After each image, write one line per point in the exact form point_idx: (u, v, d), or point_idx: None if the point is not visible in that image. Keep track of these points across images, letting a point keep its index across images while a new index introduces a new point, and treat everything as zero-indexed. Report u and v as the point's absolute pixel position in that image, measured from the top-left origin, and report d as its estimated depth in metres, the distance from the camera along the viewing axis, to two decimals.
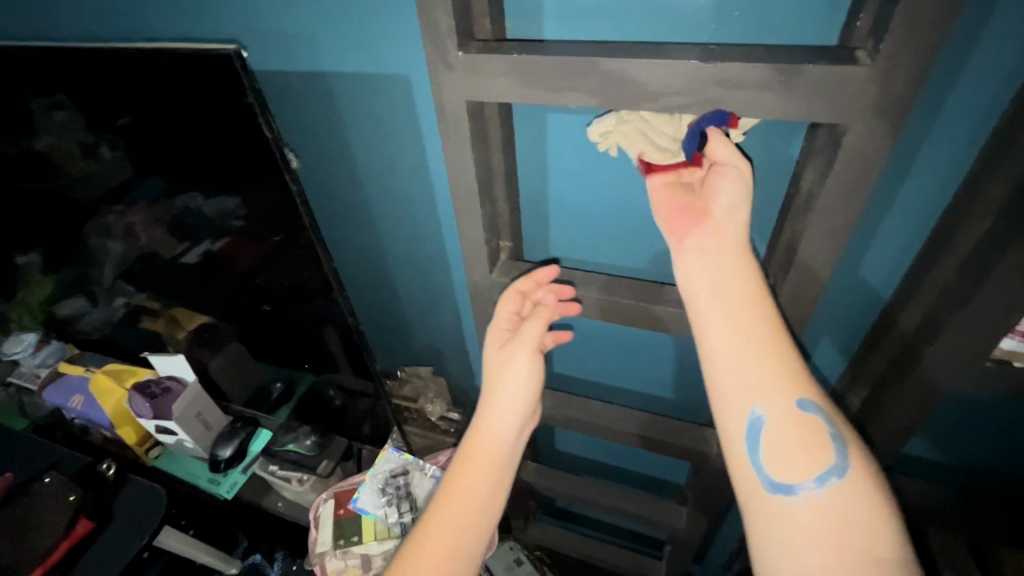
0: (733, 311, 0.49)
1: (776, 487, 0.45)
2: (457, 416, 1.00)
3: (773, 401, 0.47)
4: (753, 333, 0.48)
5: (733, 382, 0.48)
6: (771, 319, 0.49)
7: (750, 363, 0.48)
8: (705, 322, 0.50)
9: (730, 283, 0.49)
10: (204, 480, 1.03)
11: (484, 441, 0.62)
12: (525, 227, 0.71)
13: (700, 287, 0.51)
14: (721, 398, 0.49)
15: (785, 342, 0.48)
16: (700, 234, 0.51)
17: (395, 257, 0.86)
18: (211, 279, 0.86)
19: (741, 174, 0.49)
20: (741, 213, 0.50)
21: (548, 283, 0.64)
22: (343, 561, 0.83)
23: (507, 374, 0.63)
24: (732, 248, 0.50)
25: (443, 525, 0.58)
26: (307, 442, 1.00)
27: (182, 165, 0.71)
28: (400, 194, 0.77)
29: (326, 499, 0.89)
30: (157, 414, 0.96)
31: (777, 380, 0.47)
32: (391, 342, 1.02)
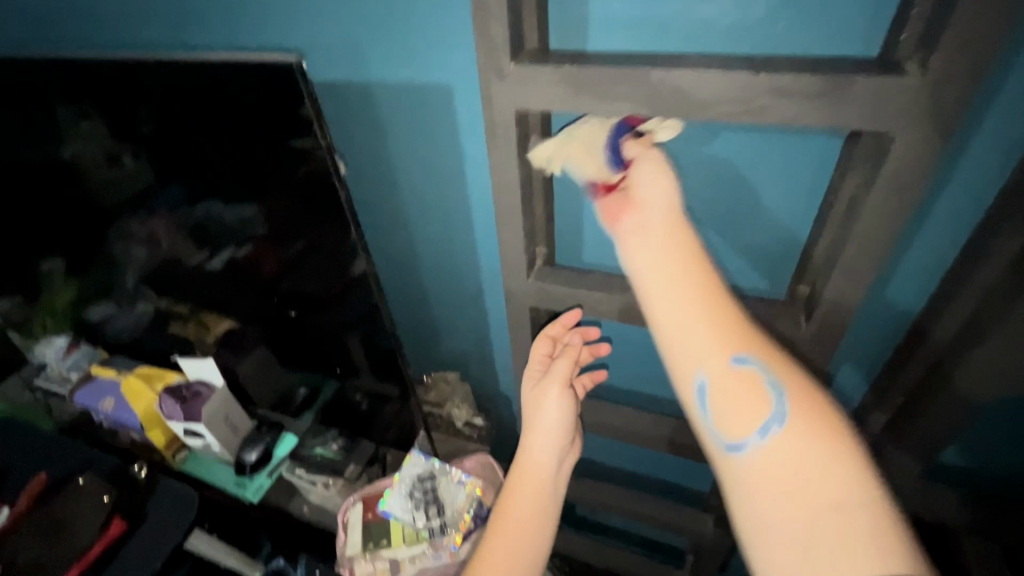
0: (664, 274, 0.46)
1: (729, 446, 0.43)
2: (482, 422, 1.01)
3: (713, 363, 0.44)
4: (685, 295, 0.45)
5: (675, 352, 0.45)
6: (705, 275, 0.45)
7: (689, 327, 0.45)
8: (640, 293, 0.47)
9: (665, 253, 0.46)
10: (231, 484, 1.03)
11: (531, 470, 0.66)
12: (559, 234, 0.73)
13: (637, 269, 0.48)
14: (668, 364, 0.47)
15: (721, 296, 0.45)
16: (633, 219, 0.49)
17: (427, 262, 0.88)
18: (237, 285, 0.88)
19: (655, 159, 0.50)
20: (663, 184, 0.49)
21: (574, 326, 0.72)
22: (372, 564, 0.83)
23: (544, 413, 0.68)
24: (662, 221, 0.48)
25: (502, 538, 0.63)
26: (334, 446, 1.06)
27: (209, 173, 0.72)
28: (434, 200, 0.78)
29: (355, 502, 0.90)
30: (187, 416, 0.97)
31: (714, 339, 0.44)
32: (418, 347, 1.04)
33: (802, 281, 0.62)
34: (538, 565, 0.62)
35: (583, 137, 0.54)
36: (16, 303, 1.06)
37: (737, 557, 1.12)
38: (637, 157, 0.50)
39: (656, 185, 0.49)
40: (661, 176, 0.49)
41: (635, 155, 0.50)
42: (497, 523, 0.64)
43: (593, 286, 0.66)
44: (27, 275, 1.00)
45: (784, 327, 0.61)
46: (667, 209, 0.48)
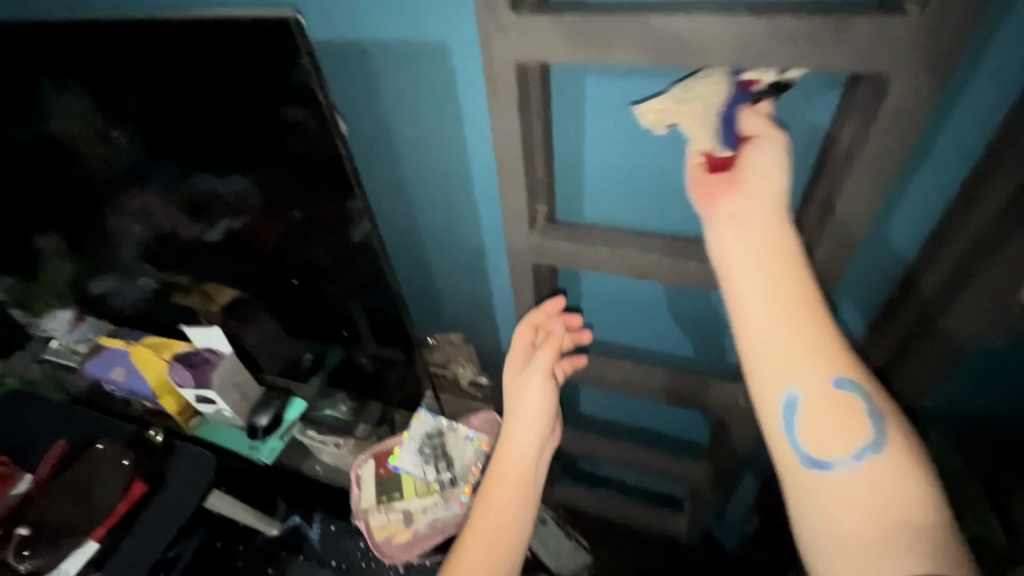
0: (773, 278, 0.49)
1: (813, 463, 0.48)
2: (486, 381, 1.05)
3: (809, 381, 0.48)
4: (793, 309, 0.49)
5: (768, 366, 0.49)
6: (810, 295, 0.49)
7: (790, 350, 0.49)
8: (739, 292, 0.50)
9: (767, 253, 0.50)
10: (244, 447, 1.06)
11: (512, 454, 0.70)
12: (559, 184, 0.72)
13: (737, 258, 0.51)
14: (756, 378, 0.50)
15: (824, 322, 0.49)
16: (730, 203, 0.52)
17: (429, 224, 0.88)
18: (237, 255, 0.88)
19: (775, 140, 0.52)
20: (772, 178, 0.51)
21: (556, 314, 0.77)
22: (385, 516, 0.88)
23: (525, 401, 0.72)
24: (767, 219, 0.51)
25: (483, 533, 0.64)
26: (343, 408, 1.09)
27: (203, 144, 0.72)
28: (434, 161, 0.79)
29: (367, 459, 0.93)
30: (199, 383, 0.99)
31: (816, 361, 0.48)
32: (421, 310, 1.05)
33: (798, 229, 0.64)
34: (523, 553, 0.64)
35: (696, 104, 0.54)
36: (16, 280, 1.06)
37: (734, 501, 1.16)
38: (755, 135, 0.52)
39: (770, 176, 0.51)
40: (774, 163, 0.52)
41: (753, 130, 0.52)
42: (477, 518, 0.66)
43: (594, 241, 0.67)
44: (25, 251, 1.00)
45: None
46: (774, 210, 0.51)
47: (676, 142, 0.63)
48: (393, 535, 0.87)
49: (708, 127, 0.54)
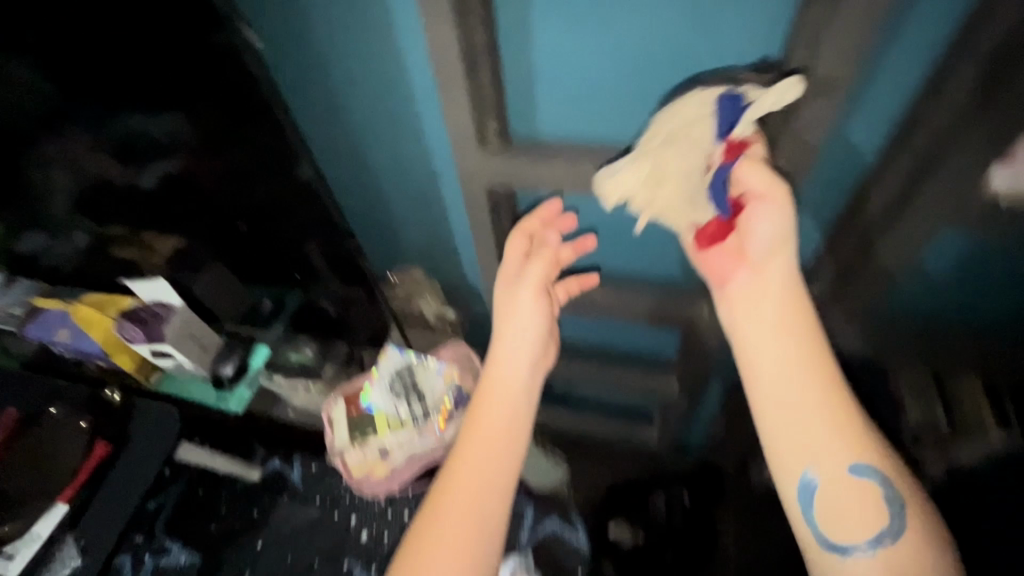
0: (792, 375, 0.61)
1: (832, 546, 0.58)
2: (453, 313, 1.04)
3: (822, 465, 0.59)
4: (810, 390, 0.60)
5: (789, 454, 0.60)
6: (827, 383, 0.60)
7: (817, 427, 0.59)
8: (754, 385, 0.63)
9: (778, 344, 0.62)
10: (212, 399, 1.05)
11: (500, 375, 0.69)
12: (509, 97, 0.66)
13: (752, 334, 0.64)
14: (780, 459, 0.61)
15: (847, 405, 0.60)
16: (743, 279, 0.65)
17: (377, 154, 0.82)
18: (178, 202, 0.82)
19: (775, 199, 0.61)
20: (777, 254, 0.63)
21: (551, 225, 0.75)
22: (361, 453, 0.88)
23: (515, 318, 0.71)
24: (777, 295, 0.63)
25: (478, 449, 0.65)
26: (309, 350, 1.05)
27: (114, 78, 0.65)
28: (373, 81, 0.71)
29: (337, 399, 0.92)
30: (150, 338, 0.94)
31: (842, 445, 0.59)
32: (380, 246, 1.01)
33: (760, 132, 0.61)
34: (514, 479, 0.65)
35: (671, 172, 0.61)
36: None
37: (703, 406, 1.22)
38: (762, 194, 0.61)
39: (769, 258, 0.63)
40: (777, 224, 0.61)
41: (752, 188, 0.62)
42: (467, 436, 0.66)
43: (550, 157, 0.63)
44: None
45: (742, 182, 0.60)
46: (779, 279, 0.63)
47: (631, 44, 0.58)
48: (370, 471, 0.87)
49: (700, 203, 0.63)
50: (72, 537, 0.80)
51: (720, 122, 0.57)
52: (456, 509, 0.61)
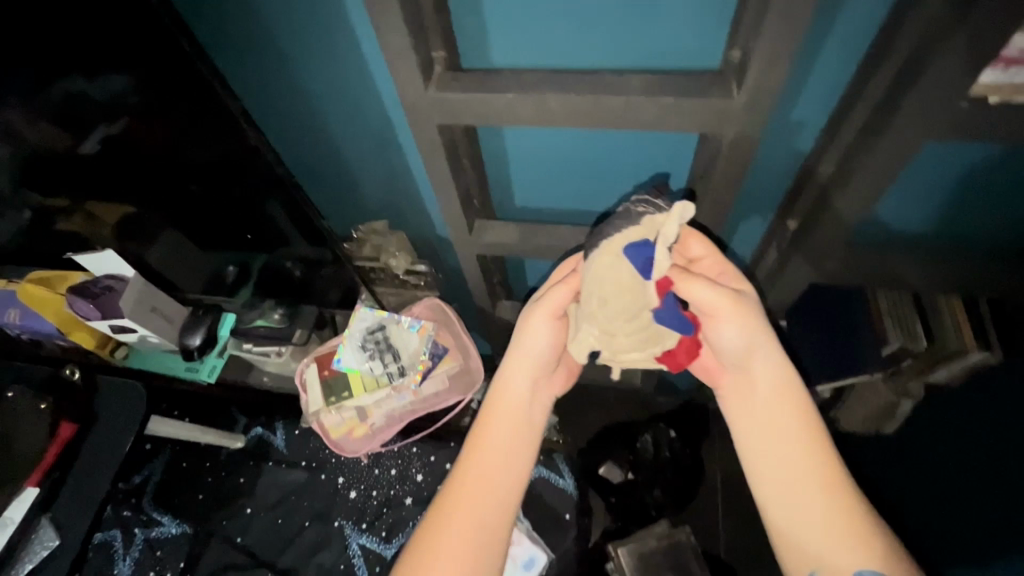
0: (793, 467, 0.58)
1: None
2: (424, 268, 0.98)
3: (828, 570, 0.56)
4: (806, 484, 0.57)
5: (793, 552, 0.58)
6: (828, 474, 0.57)
7: (818, 526, 0.56)
8: (753, 466, 0.61)
9: (784, 446, 0.59)
10: (182, 370, 1.01)
11: (507, 401, 0.66)
12: (457, 24, 0.60)
13: (747, 432, 0.62)
14: (784, 554, 0.58)
15: (850, 499, 0.57)
16: (735, 385, 0.63)
17: (323, 97, 0.76)
18: (126, 170, 0.74)
19: (733, 313, 0.57)
20: (762, 356, 0.59)
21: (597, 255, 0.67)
22: (339, 415, 0.88)
23: (526, 339, 0.66)
24: (770, 401, 0.60)
25: (467, 518, 0.61)
26: (275, 316, 1.00)
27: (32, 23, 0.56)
28: (305, 12, 0.65)
29: (309, 363, 0.89)
30: (105, 313, 0.89)
31: (846, 553, 0.55)
32: (341, 199, 0.95)
33: (733, 44, 0.54)
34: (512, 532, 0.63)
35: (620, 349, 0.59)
36: None
37: None
38: (716, 313, 0.57)
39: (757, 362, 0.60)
40: (743, 339, 0.58)
41: (701, 305, 0.58)
42: (456, 505, 0.62)
43: (502, 86, 0.56)
44: None
45: (711, 103, 0.53)
46: (773, 386, 0.60)
47: None
48: (350, 431, 0.89)
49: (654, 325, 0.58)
50: (48, 518, 0.78)
51: (637, 265, 0.54)
52: (443, 555, 0.59)
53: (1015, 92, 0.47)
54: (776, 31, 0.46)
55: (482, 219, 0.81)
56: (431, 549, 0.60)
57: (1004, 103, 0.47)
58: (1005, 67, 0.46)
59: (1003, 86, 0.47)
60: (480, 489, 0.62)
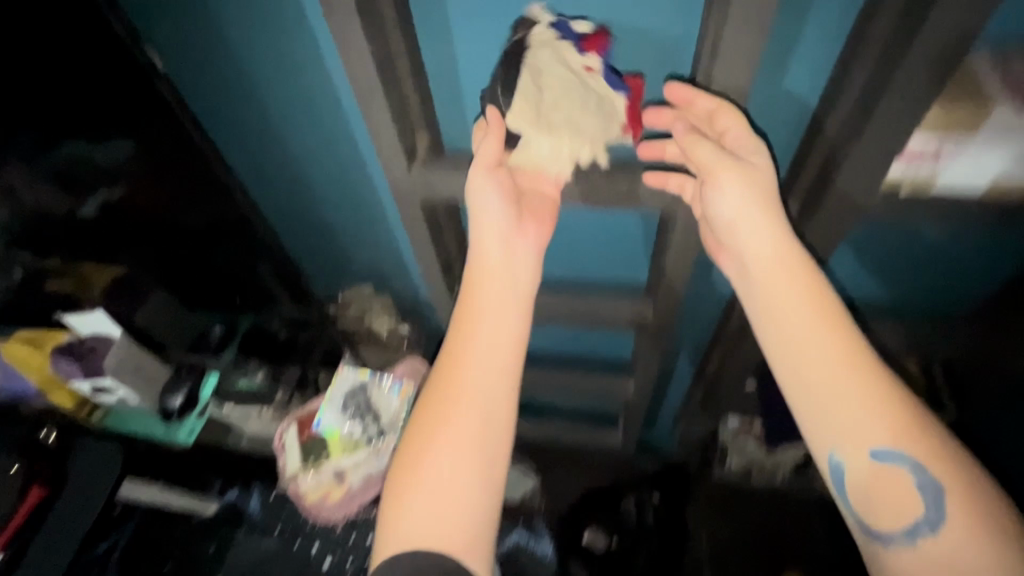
0: (805, 337, 0.55)
1: (874, 534, 0.53)
2: (406, 329, 1.03)
3: (849, 451, 0.53)
4: (819, 351, 0.54)
5: (814, 428, 0.54)
6: (842, 342, 0.54)
7: (841, 412, 0.53)
8: (765, 338, 0.58)
9: (795, 312, 0.56)
10: (161, 432, 1.00)
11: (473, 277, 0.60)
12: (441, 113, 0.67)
13: (755, 305, 0.59)
14: (806, 434, 0.55)
15: (866, 363, 0.53)
16: (734, 259, 0.62)
17: (318, 170, 0.84)
18: (119, 229, 0.78)
19: (731, 170, 0.58)
20: (752, 211, 0.58)
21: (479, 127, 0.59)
22: (316, 479, 0.87)
23: (479, 207, 0.60)
24: (773, 263, 0.57)
25: (441, 413, 0.55)
26: (258, 376, 1.01)
27: (33, 96, 0.63)
28: (307, 98, 0.74)
29: (289, 426, 0.90)
30: (88, 374, 0.89)
31: (869, 423, 0.52)
32: (330, 261, 1.02)
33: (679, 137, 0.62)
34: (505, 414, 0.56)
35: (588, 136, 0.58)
36: None
37: (663, 403, 1.24)
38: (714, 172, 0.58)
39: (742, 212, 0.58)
40: (740, 196, 0.58)
41: (700, 165, 0.60)
42: (432, 395, 0.56)
43: None
44: None
45: None
46: (775, 249, 0.58)
47: None
48: (326, 495, 0.88)
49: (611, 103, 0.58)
50: None
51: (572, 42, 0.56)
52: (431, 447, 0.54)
53: (920, 184, 0.56)
54: None
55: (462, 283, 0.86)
56: (424, 436, 0.54)
57: (911, 192, 0.56)
58: (911, 161, 0.54)
59: (910, 178, 0.56)
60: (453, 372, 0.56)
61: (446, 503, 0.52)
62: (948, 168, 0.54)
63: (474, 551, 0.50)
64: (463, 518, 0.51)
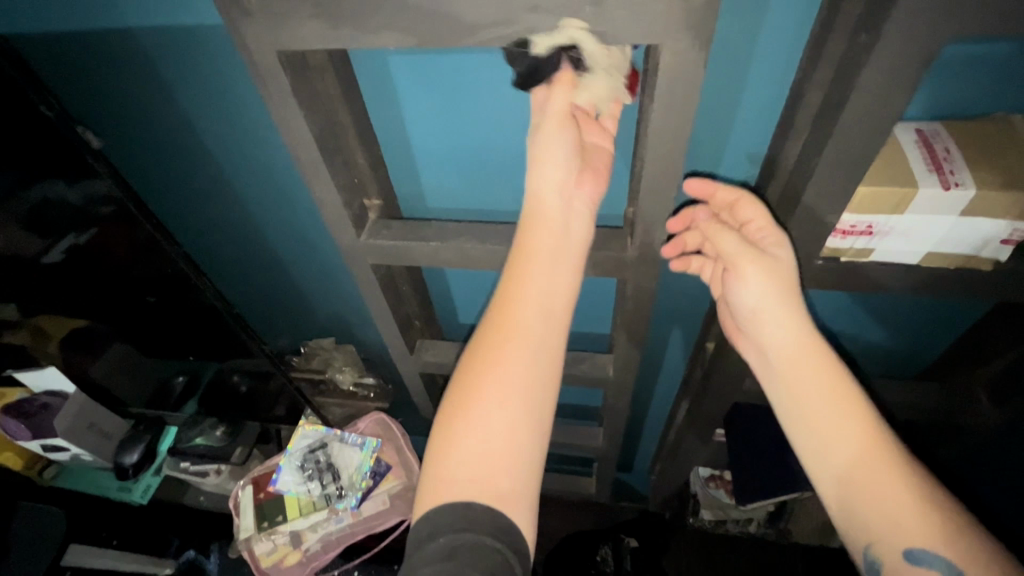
0: (832, 422, 0.54)
1: None
2: (372, 380, 1.03)
3: (883, 545, 0.49)
4: (844, 437, 0.53)
5: (847, 517, 0.52)
6: (870, 432, 0.53)
7: (876, 502, 0.50)
8: (793, 424, 0.57)
9: (814, 393, 0.56)
10: (114, 490, 0.97)
11: (526, 304, 0.52)
12: (395, 174, 0.68)
13: (777, 387, 0.59)
14: (841, 524, 0.53)
15: (893, 453, 0.52)
16: (750, 345, 0.62)
17: (276, 231, 0.82)
18: (86, 275, 0.72)
19: (763, 264, 0.56)
20: (772, 304, 0.57)
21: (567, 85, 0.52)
22: (271, 542, 0.84)
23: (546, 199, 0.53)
24: (796, 349, 0.57)
25: (454, 462, 0.48)
26: (216, 433, 1.00)
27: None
28: (262, 167, 0.71)
29: (244, 485, 0.87)
30: (39, 432, 0.85)
31: (904, 519, 0.49)
32: (293, 316, 1.00)
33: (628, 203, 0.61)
34: (523, 460, 0.48)
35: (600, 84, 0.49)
36: None
37: (638, 449, 1.22)
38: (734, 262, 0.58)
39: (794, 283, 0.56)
40: (761, 291, 0.57)
41: (727, 256, 0.59)
42: (446, 440, 0.49)
43: (426, 235, 0.62)
44: None
45: (609, 252, 0.60)
46: (796, 339, 0.57)
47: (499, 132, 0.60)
48: (282, 559, 0.84)
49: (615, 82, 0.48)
50: None
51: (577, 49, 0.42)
52: (445, 483, 0.47)
53: (859, 252, 0.54)
54: (654, 200, 0.53)
55: (423, 338, 0.85)
56: (471, 388, 0.50)
57: (852, 260, 0.55)
58: (844, 236, 0.53)
59: (850, 249, 0.54)
60: (480, 424, 0.49)
61: (492, 460, 0.48)
62: (885, 242, 0.52)
63: (515, 502, 0.47)
64: (508, 467, 0.48)
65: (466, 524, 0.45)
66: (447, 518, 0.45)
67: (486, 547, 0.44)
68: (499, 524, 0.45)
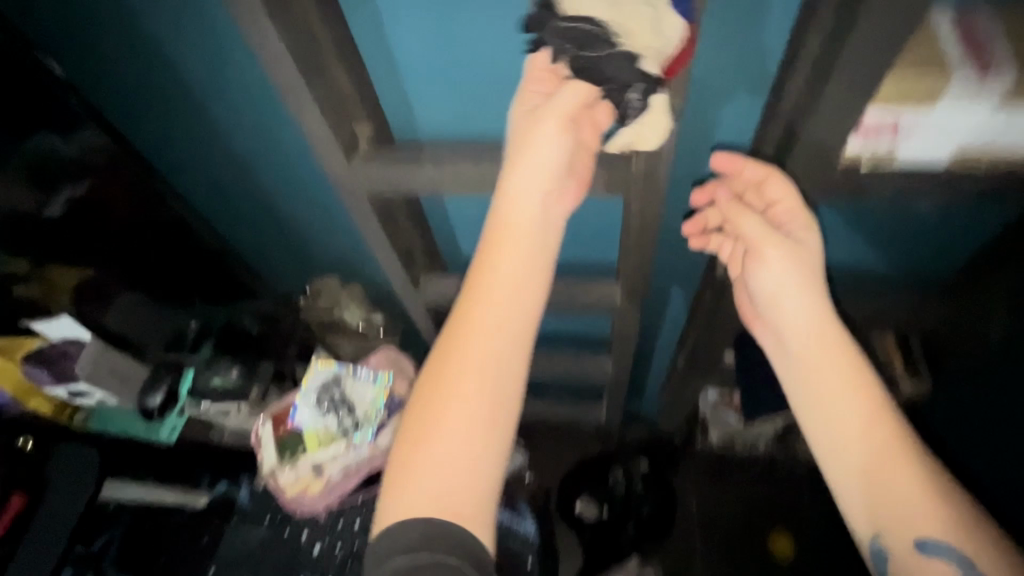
0: (850, 416, 0.56)
1: None
2: (379, 316, 1.02)
3: (896, 536, 0.52)
4: (863, 432, 0.55)
5: (859, 508, 0.54)
6: (883, 426, 0.55)
7: (888, 496, 0.53)
8: (807, 415, 0.58)
9: (835, 380, 0.57)
10: (142, 430, 0.99)
11: (485, 313, 0.53)
12: (385, 99, 0.64)
13: (793, 377, 0.60)
14: (852, 514, 0.55)
15: (905, 448, 0.54)
16: (767, 332, 0.63)
17: (262, 157, 0.81)
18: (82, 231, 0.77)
19: (788, 248, 0.59)
20: (794, 292, 0.59)
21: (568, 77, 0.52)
22: (295, 473, 0.88)
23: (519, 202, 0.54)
24: (818, 338, 0.58)
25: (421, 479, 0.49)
26: (231, 373, 0.96)
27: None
28: (242, 90, 0.71)
29: (264, 421, 0.91)
30: (61, 377, 0.87)
31: (916, 511, 0.52)
32: (296, 252, 1.01)
33: None
34: (486, 473, 0.50)
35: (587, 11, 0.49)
36: None
37: (647, 377, 1.23)
38: (762, 247, 0.60)
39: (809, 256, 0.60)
40: (784, 275, 0.59)
41: (749, 239, 0.60)
42: (410, 457, 0.50)
43: (420, 160, 0.59)
44: None
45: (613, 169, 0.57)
46: (819, 326, 0.59)
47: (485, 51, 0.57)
48: (305, 489, 0.88)
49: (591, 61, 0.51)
50: None
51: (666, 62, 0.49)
52: (405, 505, 0.48)
53: (882, 156, 0.50)
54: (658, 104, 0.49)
55: (427, 272, 0.84)
56: (430, 412, 0.51)
57: (875, 164, 0.51)
58: (868, 136, 0.49)
59: (872, 152, 0.50)
60: (443, 438, 0.50)
61: (454, 479, 0.48)
62: (911, 141, 0.48)
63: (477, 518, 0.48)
64: (472, 486, 0.49)
65: (426, 544, 0.46)
66: (403, 539, 0.46)
67: (443, 565, 0.45)
68: (457, 542, 0.46)
